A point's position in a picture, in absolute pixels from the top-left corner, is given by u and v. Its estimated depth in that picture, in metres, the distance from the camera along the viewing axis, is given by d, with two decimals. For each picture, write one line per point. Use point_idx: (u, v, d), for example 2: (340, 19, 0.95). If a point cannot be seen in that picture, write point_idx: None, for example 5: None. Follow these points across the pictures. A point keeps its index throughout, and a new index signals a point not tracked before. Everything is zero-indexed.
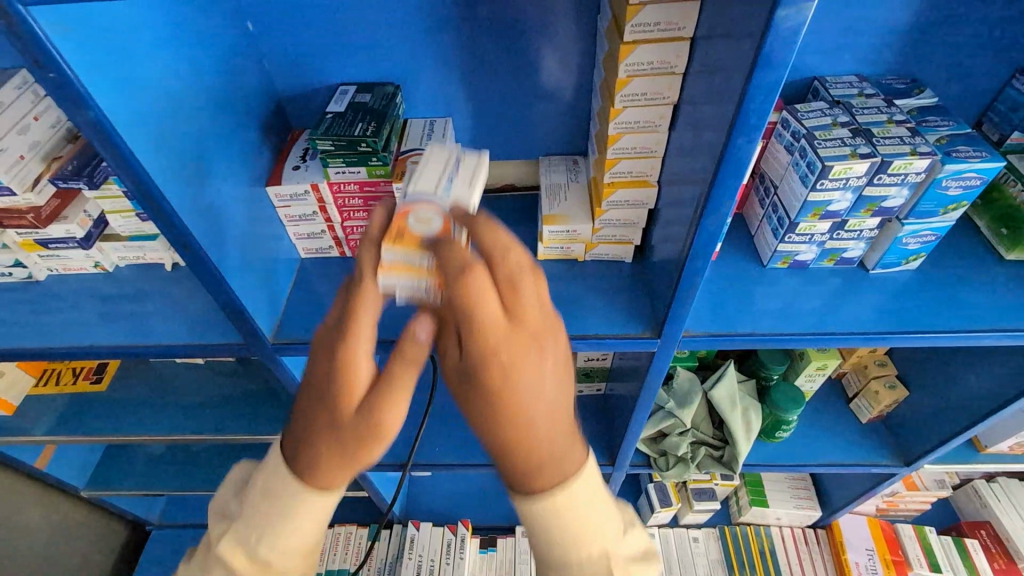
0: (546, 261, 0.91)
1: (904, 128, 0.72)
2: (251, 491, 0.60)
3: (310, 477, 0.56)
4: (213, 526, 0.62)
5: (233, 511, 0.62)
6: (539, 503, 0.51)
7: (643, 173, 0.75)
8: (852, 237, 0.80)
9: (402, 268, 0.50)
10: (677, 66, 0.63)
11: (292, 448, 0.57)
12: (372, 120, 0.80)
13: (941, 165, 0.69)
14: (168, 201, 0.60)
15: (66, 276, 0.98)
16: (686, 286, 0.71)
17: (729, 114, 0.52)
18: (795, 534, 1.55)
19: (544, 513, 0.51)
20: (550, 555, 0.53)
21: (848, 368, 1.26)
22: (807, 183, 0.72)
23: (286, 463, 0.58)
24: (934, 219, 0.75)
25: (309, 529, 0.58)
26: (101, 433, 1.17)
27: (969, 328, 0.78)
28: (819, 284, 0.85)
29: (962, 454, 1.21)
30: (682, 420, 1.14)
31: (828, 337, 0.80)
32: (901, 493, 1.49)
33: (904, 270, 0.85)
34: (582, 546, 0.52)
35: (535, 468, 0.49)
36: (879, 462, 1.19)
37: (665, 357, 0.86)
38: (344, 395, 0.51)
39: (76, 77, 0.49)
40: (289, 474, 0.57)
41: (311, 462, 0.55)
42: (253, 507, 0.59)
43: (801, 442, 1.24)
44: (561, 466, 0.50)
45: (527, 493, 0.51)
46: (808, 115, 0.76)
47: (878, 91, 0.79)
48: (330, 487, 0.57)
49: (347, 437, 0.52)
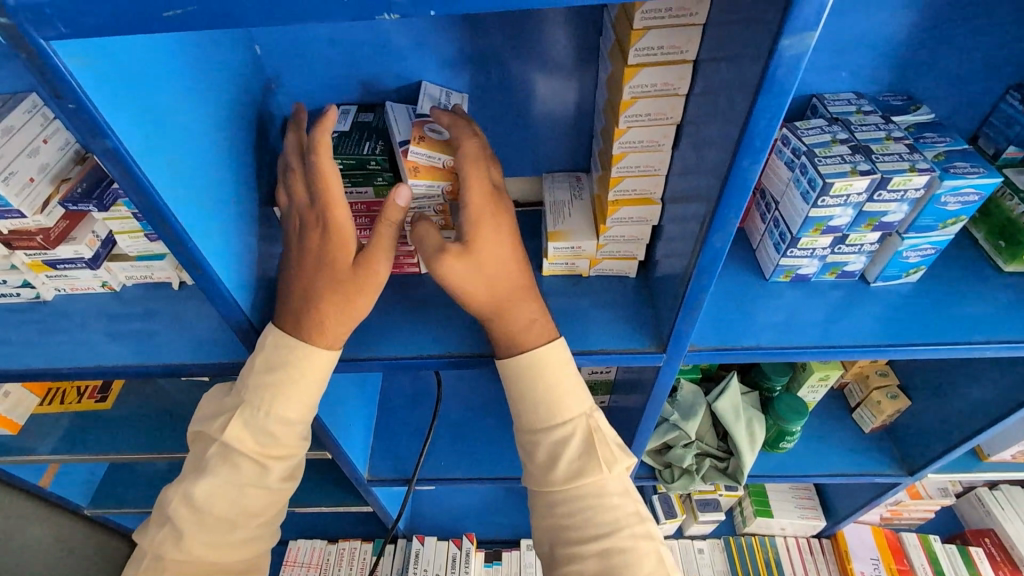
0: (550, 277, 0.92)
1: (902, 145, 0.73)
2: (251, 371, 0.75)
3: (316, 333, 0.73)
4: (208, 431, 0.75)
5: (225, 406, 0.76)
6: (525, 363, 0.74)
7: (647, 191, 0.76)
8: (853, 251, 0.81)
9: (428, 163, 0.76)
10: (680, 88, 0.65)
11: (291, 311, 0.74)
12: (379, 139, 0.81)
13: (940, 181, 0.70)
14: (183, 225, 0.61)
15: (73, 296, 0.98)
16: (692, 302, 0.72)
17: (734, 137, 0.53)
18: (800, 544, 1.55)
19: (523, 371, 0.74)
20: (535, 420, 0.75)
21: (850, 378, 1.27)
22: (808, 199, 0.73)
23: (288, 327, 0.74)
24: (933, 233, 0.76)
25: (308, 380, 0.75)
26: (106, 452, 1.17)
27: (971, 340, 0.79)
28: (821, 297, 0.86)
29: (965, 463, 1.22)
30: (687, 432, 1.14)
31: (831, 350, 0.80)
32: (905, 502, 1.49)
33: (904, 282, 0.86)
34: (563, 410, 0.74)
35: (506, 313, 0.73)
36: (882, 472, 1.20)
37: (670, 371, 0.86)
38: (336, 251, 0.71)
39: (96, 108, 0.50)
40: (289, 335, 0.74)
41: (318, 315, 0.72)
42: (257, 382, 0.74)
43: (805, 453, 1.25)
44: (526, 312, 0.74)
45: (504, 336, 0.75)
46: (807, 132, 0.77)
47: (876, 108, 0.81)
48: (330, 339, 0.74)
49: (347, 280, 0.72)
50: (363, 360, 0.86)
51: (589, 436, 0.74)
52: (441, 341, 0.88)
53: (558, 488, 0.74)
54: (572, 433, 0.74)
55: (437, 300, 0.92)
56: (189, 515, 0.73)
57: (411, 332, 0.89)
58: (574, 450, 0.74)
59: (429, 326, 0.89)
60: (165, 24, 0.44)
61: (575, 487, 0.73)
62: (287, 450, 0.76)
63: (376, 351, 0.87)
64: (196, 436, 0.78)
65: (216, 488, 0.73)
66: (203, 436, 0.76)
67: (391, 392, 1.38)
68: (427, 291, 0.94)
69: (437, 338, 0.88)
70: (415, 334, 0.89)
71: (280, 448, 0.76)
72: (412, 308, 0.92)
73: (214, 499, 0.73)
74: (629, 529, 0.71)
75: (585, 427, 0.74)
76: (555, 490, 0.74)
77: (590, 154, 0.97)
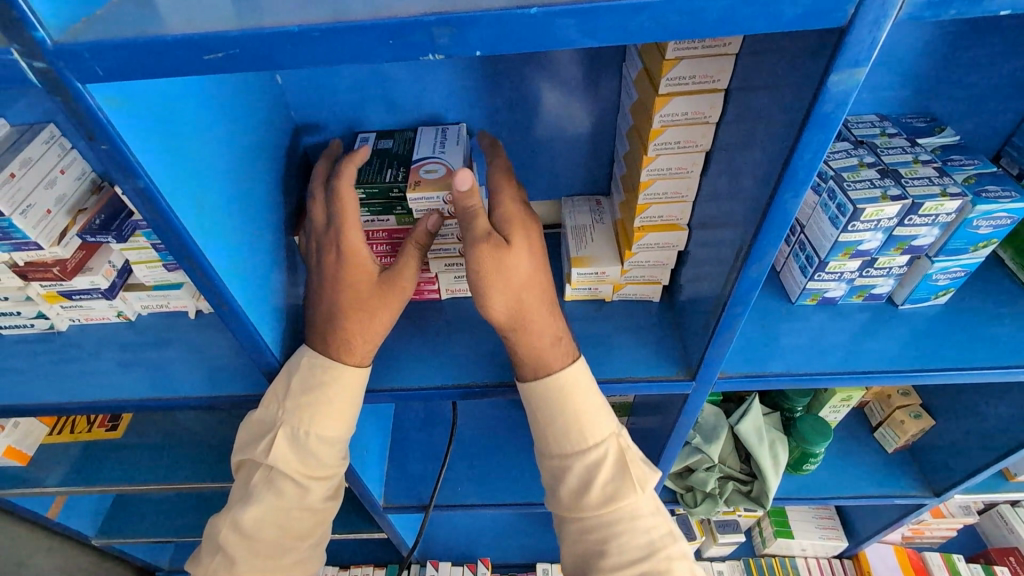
0: (573, 302, 0.91)
1: (931, 169, 0.73)
2: (290, 395, 0.75)
3: (345, 351, 0.74)
4: (252, 458, 0.77)
5: (266, 429, 0.77)
6: (552, 387, 0.72)
7: (673, 217, 0.75)
8: (882, 274, 0.80)
9: (430, 188, 0.73)
10: (711, 116, 0.64)
11: (320, 331, 0.74)
12: (399, 166, 0.79)
13: (972, 206, 0.70)
14: (210, 262, 0.60)
15: (87, 326, 0.97)
16: (725, 330, 0.70)
17: (775, 170, 0.52)
18: (821, 565, 1.52)
19: (551, 398, 0.72)
20: (566, 446, 0.73)
21: (870, 397, 1.26)
22: (838, 225, 0.72)
23: (318, 347, 0.75)
24: (964, 256, 0.76)
25: (341, 400, 0.75)
26: (117, 484, 1.14)
27: (1006, 364, 0.77)
28: (848, 320, 0.85)
29: (991, 483, 1.20)
30: (710, 455, 1.12)
31: (862, 375, 0.79)
32: (926, 522, 1.47)
33: (933, 304, 0.85)
34: (591, 434, 0.73)
35: (528, 325, 0.70)
36: (908, 493, 1.18)
37: (698, 398, 0.85)
38: (355, 272, 0.71)
39: (129, 150, 0.49)
40: (319, 355, 0.75)
41: (344, 335, 0.73)
42: (295, 404, 0.75)
43: (828, 475, 1.23)
44: (548, 327, 0.71)
45: (530, 352, 0.72)
46: (834, 156, 0.77)
47: (900, 130, 0.80)
48: (359, 357, 0.75)
49: (370, 297, 0.72)
50: (385, 390, 0.84)
51: (621, 458, 0.73)
52: (464, 369, 0.86)
53: (592, 513, 0.73)
54: (605, 456, 0.73)
55: (458, 328, 0.91)
56: (241, 542, 0.76)
57: (431, 361, 0.88)
58: (606, 474, 0.73)
59: (450, 354, 0.88)
60: (205, 67, 0.43)
61: (611, 511, 0.73)
62: (328, 471, 0.79)
63: (396, 381, 0.85)
64: (241, 463, 0.80)
65: (264, 514, 0.75)
66: (249, 463, 0.78)
67: (405, 416, 1.36)
68: (446, 318, 0.93)
69: (457, 367, 0.87)
70: (435, 363, 0.88)
71: (322, 467, 0.78)
72: (433, 336, 0.91)
73: (263, 524, 0.76)
74: (665, 550, 0.72)
75: (617, 448, 0.74)
76: (590, 515, 0.73)
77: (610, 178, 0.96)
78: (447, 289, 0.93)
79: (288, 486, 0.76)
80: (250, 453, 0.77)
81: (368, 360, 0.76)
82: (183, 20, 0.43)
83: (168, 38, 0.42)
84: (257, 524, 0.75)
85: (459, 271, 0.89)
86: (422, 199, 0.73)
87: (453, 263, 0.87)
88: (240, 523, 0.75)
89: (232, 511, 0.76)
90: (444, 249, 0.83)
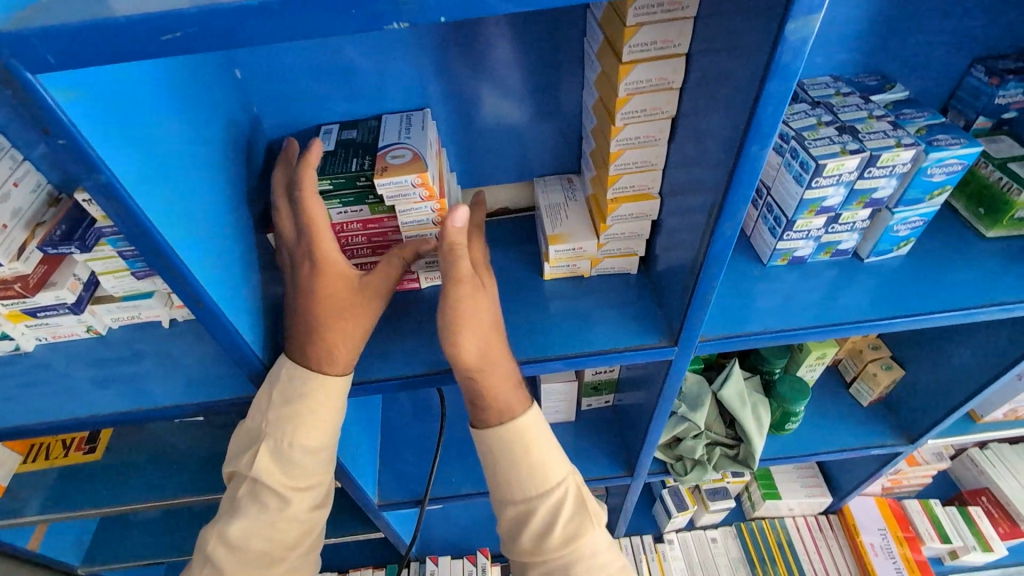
0: (553, 280, 0.92)
1: (885, 123, 0.76)
2: (269, 410, 0.74)
3: (328, 361, 0.74)
4: (239, 470, 0.77)
5: (252, 441, 0.76)
6: (507, 433, 0.73)
7: (644, 187, 0.77)
8: (846, 229, 0.83)
9: (399, 172, 0.73)
10: (674, 82, 0.65)
11: (296, 349, 0.73)
12: (368, 154, 0.79)
13: (925, 154, 0.73)
14: (182, 259, 0.59)
15: (55, 344, 0.93)
16: (702, 292, 0.72)
17: (739, 126, 0.54)
18: (809, 522, 1.58)
19: (505, 447, 0.73)
20: (527, 490, 0.73)
21: (843, 355, 1.31)
22: (802, 182, 0.75)
23: (297, 358, 0.74)
24: (922, 205, 0.79)
25: (324, 410, 0.75)
26: (100, 507, 1.11)
27: (967, 305, 0.81)
28: (817, 277, 0.88)
29: (961, 426, 1.26)
30: (696, 422, 1.15)
31: (833, 328, 0.82)
32: (904, 470, 1.53)
33: (895, 255, 0.89)
34: (546, 479, 0.74)
35: (491, 368, 0.70)
36: (885, 443, 1.23)
37: (681, 364, 0.87)
38: (339, 291, 0.72)
39: (89, 143, 0.48)
40: (299, 365, 0.74)
41: (327, 345, 0.73)
42: (277, 415, 0.74)
43: (809, 432, 1.27)
44: (504, 374, 0.72)
45: (489, 399, 0.72)
46: (793, 117, 0.79)
47: (853, 90, 0.84)
48: (341, 365, 0.76)
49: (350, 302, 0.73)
50: (371, 381, 0.84)
51: (578, 496, 0.75)
52: (449, 354, 0.86)
53: (553, 554, 0.73)
54: (563, 498, 0.74)
55: None
56: (232, 550, 0.74)
57: (414, 349, 0.88)
58: (567, 514, 0.74)
59: (435, 341, 0.88)
60: (164, 47, 0.43)
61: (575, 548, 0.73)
62: (314, 480, 0.78)
63: (382, 372, 0.85)
64: (231, 475, 0.79)
65: (250, 527, 0.74)
66: (237, 476, 0.78)
67: (392, 414, 1.35)
68: (426, 307, 0.92)
69: (441, 354, 0.87)
70: (418, 351, 0.87)
71: (308, 477, 0.77)
72: (416, 325, 0.90)
73: (248, 538, 0.74)
74: None
75: (575, 489, 0.75)
76: (552, 557, 0.74)
77: (580, 156, 0.97)
78: (426, 277, 0.92)
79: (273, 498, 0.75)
80: (237, 468, 0.77)
81: (349, 367, 0.77)
82: (133, 0, 0.42)
83: (123, 18, 0.41)
84: (242, 539, 0.74)
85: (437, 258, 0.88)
86: (391, 184, 0.73)
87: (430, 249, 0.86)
88: (230, 532, 0.74)
89: (220, 525, 0.75)
90: (421, 235, 0.83)
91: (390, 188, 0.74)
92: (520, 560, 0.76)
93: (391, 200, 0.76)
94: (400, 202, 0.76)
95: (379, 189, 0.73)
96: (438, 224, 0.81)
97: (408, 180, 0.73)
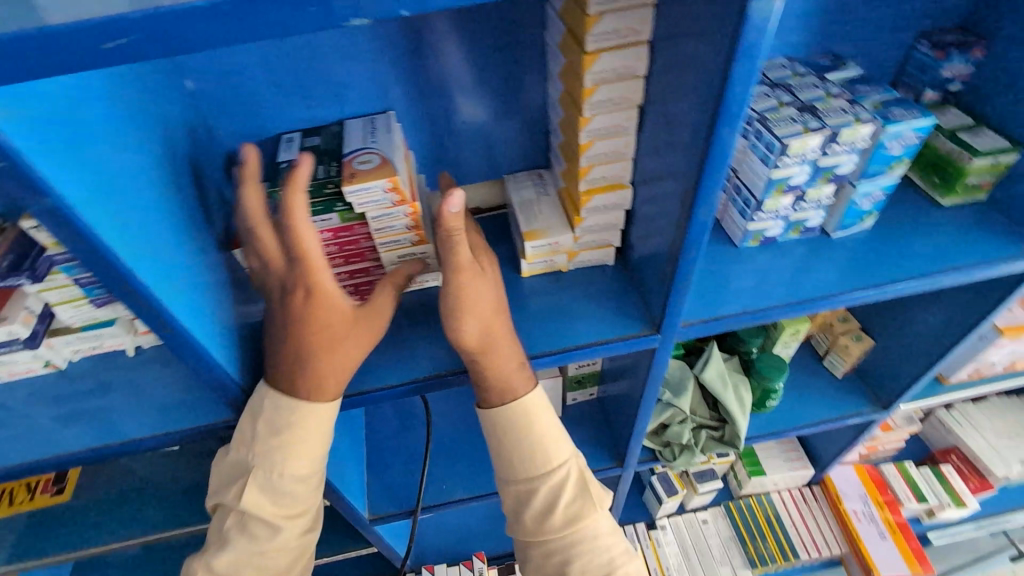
0: (531, 277, 0.91)
1: (842, 100, 0.78)
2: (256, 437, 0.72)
3: (317, 390, 0.72)
4: (225, 502, 0.74)
5: (237, 474, 0.74)
6: (516, 414, 0.73)
7: (616, 177, 0.77)
8: (813, 206, 0.85)
9: (367, 178, 0.71)
10: (639, 70, 0.66)
11: (284, 378, 0.70)
12: (333, 161, 0.77)
13: (883, 128, 0.75)
14: (144, 282, 0.56)
15: (12, 383, 0.88)
16: (682, 278, 0.73)
17: (708, 109, 0.54)
18: (794, 495, 1.62)
19: (513, 426, 0.73)
20: (531, 468, 0.73)
21: (815, 329, 1.34)
22: (768, 162, 0.76)
23: (280, 386, 0.71)
24: (882, 177, 0.81)
25: (312, 437, 0.73)
26: (74, 549, 1.05)
27: (931, 273, 0.84)
28: (788, 255, 0.90)
29: (929, 389, 1.31)
30: (681, 407, 1.16)
31: (808, 304, 0.84)
32: (879, 437, 1.59)
33: (861, 228, 0.91)
34: (551, 458, 0.73)
35: (495, 348, 0.70)
36: (860, 411, 1.27)
37: (664, 350, 0.87)
38: (334, 322, 0.68)
39: (34, 165, 0.45)
40: (283, 395, 0.71)
41: (316, 375, 0.70)
42: (262, 447, 0.72)
43: (789, 407, 1.30)
44: (511, 356, 0.72)
45: (498, 381, 0.72)
46: (755, 99, 0.81)
47: (809, 70, 0.86)
48: (331, 392, 0.73)
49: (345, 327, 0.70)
50: (353, 395, 0.82)
51: (581, 479, 0.74)
52: (432, 360, 0.85)
53: (555, 533, 0.74)
54: (565, 479, 0.73)
55: (420, 320, 0.90)
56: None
57: (396, 358, 0.86)
58: (570, 494, 0.74)
59: (417, 348, 0.87)
60: (107, 56, 0.40)
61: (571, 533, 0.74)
62: (304, 505, 0.76)
63: (364, 384, 0.83)
64: (216, 506, 0.77)
65: (236, 559, 0.72)
66: (222, 506, 0.75)
67: (377, 424, 1.33)
68: (405, 313, 0.91)
69: (424, 360, 0.85)
70: (401, 359, 0.86)
71: (296, 504, 0.75)
72: (395, 333, 0.89)
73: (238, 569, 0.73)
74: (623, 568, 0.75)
75: (578, 471, 0.75)
76: (552, 538, 0.74)
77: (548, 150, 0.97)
78: None
79: (263, 524, 0.73)
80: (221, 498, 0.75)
81: (341, 390, 0.74)
82: (72, 8, 0.40)
83: (61, 27, 0.38)
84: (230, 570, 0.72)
85: None
86: (360, 191, 0.71)
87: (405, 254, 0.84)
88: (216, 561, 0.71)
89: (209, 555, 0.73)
90: (394, 241, 0.81)
91: (359, 195, 0.72)
92: (522, 538, 0.77)
93: (362, 207, 0.74)
94: (371, 209, 0.74)
95: (348, 196, 0.72)
96: (411, 229, 0.79)
97: (377, 186, 0.71)
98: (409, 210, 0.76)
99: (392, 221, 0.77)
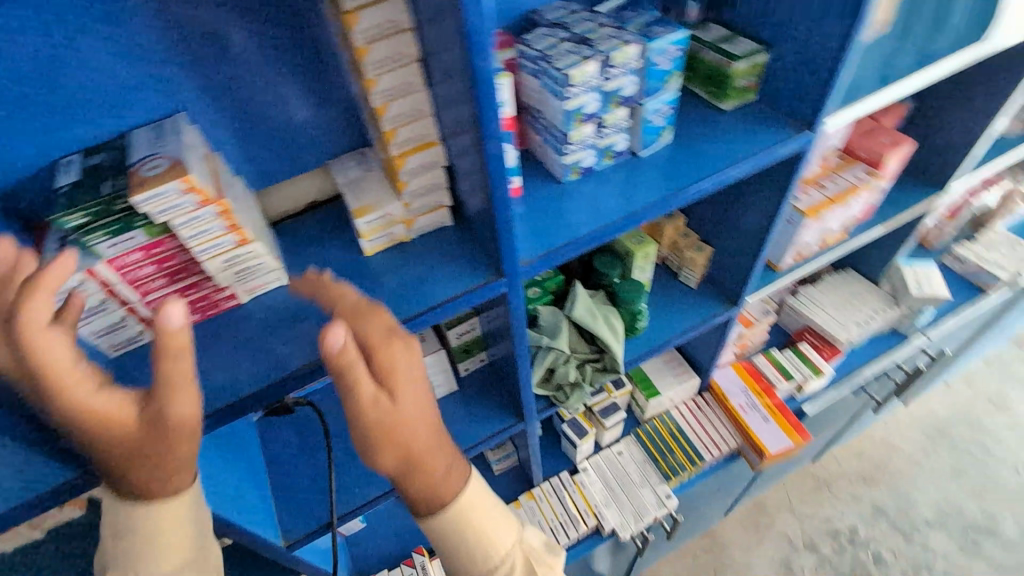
0: (375, 254, 0.91)
1: (611, 29, 0.85)
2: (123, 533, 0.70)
3: (149, 491, 0.68)
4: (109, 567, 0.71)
5: (108, 539, 0.71)
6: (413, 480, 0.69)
7: (424, 135, 0.79)
8: (614, 130, 0.93)
9: (158, 184, 0.67)
10: (406, 22, 0.67)
11: (105, 478, 0.68)
12: (119, 174, 0.71)
13: (648, 46, 0.83)
14: None
15: None
16: (505, 216, 0.76)
17: (463, 42, 0.57)
18: (690, 406, 1.77)
19: (405, 486, 0.69)
20: (427, 515, 0.73)
21: (666, 250, 1.47)
22: (559, 95, 0.82)
23: (116, 489, 0.69)
24: (663, 93, 0.90)
25: (173, 483, 0.69)
26: None
27: (724, 170, 0.95)
28: (607, 180, 0.98)
29: (768, 279, 1.49)
30: (561, 348, 1.22)
31: (630, 219, 0.91)
32: (745, 333, 1.78)
33: (663, 144, 1.01)
34: (447, 504, 0.73)
35: (408, 457, 0.66)
36: (717, 312, 1.41)
37: (518, 292, 0.91)
38: (112, 435, 0.61)
39: None
40: (121, 497, 0.69)
41: (137, 479, 0.66)
42: (126, 512, 0.70)
43: (659, 325, 1.42)
44: (440, 466, 0.70)
45: (424, 490, 0.70)
46: (537, 40, 0.86)
47: (582, 8, 0.93)
48: (175, 487, 0.69)
49: (138, 440, 0.62)
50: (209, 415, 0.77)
51: (466, 513, 0.75)
52: (289, 358, 0.82)
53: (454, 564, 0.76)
54: (460, 512, 0.74)
55: (269, 323, 0.86)
56: None
57: (250, 366, 0.82)
58: (467, 525, 0.75)
59: (270, 351, 0.83)
60: None
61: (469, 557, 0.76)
62: (186, 552, 0.72)
63: (219, 400, 0.78)
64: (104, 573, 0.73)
65: None
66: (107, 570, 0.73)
67: (273, 450, 1.26)
68: (253, 320, 0.87)
69: (281, 360, 0.82)
70: (255, 365, 0.82)
71: (177, 546, 0.71)
72: (245, 341, 0.84)
73: None
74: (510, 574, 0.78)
75: (466, 503, 0.74)
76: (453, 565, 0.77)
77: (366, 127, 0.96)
78: (244, 289, 0.86)
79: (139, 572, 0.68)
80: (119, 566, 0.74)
81: (187, 484, 0.71)
82: None
83: None
84: None
85: (246, 265, 0.82)
86: (153, 199, 0.67)
87: (234, 258, 0.80)
88: None
89: None
90: (215, 245, 0.76)
91: (151, 203, 0.67)
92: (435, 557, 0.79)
93: (162, 216, 0.69)
94: (174, 215, 0.70)
95: (142, 209, 0.67)
96: (229, 228, 0.75)
97: (172, 189, 0.67)
98: (219, 207, 0.72)
99: (204, 226, 0.73)
